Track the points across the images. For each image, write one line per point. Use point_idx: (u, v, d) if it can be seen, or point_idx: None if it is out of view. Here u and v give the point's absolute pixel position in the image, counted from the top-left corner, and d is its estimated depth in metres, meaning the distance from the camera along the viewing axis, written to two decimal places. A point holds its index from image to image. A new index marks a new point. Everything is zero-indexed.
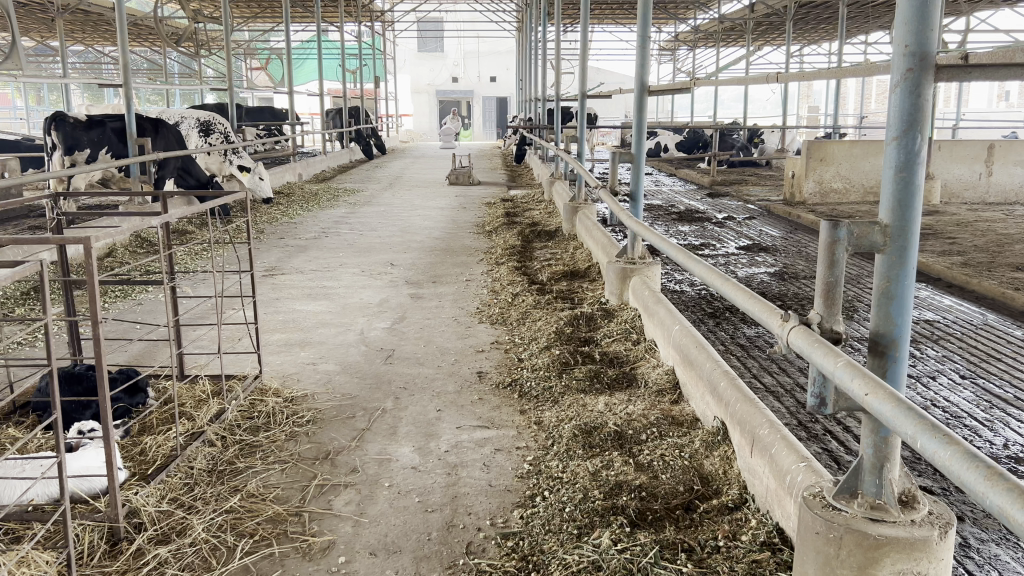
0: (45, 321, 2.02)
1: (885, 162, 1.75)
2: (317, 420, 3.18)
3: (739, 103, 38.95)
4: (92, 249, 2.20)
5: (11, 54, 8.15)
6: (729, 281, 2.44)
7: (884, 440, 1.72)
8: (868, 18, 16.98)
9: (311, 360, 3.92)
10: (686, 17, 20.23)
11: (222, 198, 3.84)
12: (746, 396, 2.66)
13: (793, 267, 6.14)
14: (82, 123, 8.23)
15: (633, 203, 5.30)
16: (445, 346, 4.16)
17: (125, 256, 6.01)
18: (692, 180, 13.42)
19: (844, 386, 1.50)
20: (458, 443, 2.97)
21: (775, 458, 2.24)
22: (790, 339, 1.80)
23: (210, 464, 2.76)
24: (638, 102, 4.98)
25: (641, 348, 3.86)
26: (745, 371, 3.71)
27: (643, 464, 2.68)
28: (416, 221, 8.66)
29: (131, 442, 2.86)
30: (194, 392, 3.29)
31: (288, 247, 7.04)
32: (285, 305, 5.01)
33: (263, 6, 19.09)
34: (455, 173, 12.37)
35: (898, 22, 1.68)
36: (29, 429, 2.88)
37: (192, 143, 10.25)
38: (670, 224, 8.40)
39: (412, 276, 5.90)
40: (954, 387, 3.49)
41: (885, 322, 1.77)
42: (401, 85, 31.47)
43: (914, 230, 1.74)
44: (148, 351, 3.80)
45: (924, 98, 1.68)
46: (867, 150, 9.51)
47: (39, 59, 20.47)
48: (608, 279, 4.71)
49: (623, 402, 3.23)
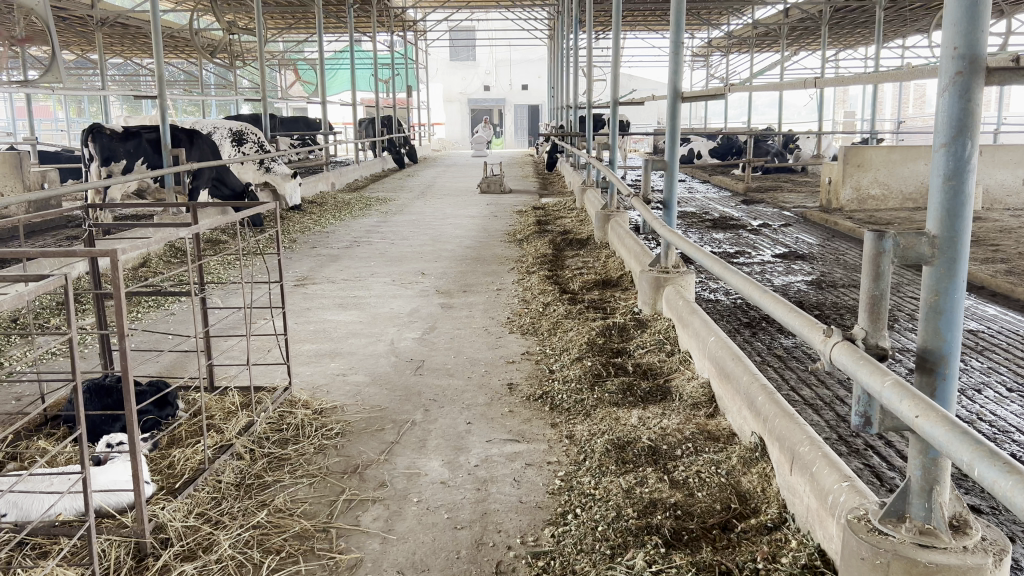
0: (71, 335, 1.99)
1: (933, 169, 1.67)
2: (346, 433, 3.14)
3: (773, 108, 38.72)
4: (118, 262, 2.16)
5: (51, 67, 8.28)
6: (767, 292, 2.36)
7: (933, 461, 1.63)
8: (906, 21, 16.70)
9: (341, 371, 3.90)
10: (720, 22, 20.07)
11: (252, 209, 3.81)
12: (785, 412, 2.58)
13: (831, 275, 6.01)
14: (118, 135, 8.34)
15: (666, 212, 5.20)
16: (476, 356, 4.12)
17: (159, 266, 6.07)
18: (727, 186, 13.26)
19: (891, 407, 1.42)
20: (488, 456, 2.92)
21: (815, 477, 2.16)
22: (833, 355, 1.72)
23: (239, 477, 2.74)
24: (671, 108, 4.88)
25: (675, 359, 3.78)
26: (782, 383, 3.61)
27: (678, 480, 2.61)
28: (447, 229, 8.66)
29: (159, 455, 2.85)
30: (223, 404, 3.28)
31: (321, 256, 7.05)
32: (316, 314, 5.00)
33: (297, 17, 19.31)
34: (487, 182, 12.37)
35: (946, 24, 1.60)
36: (59, 440, 2.89)
37: (225, 154, 10.33)
38: (704, 232, 8.30)
39: (442, 285, 5.88)
40: (1000, 400, 3.36)
41: (933, 338, 1.69)
42: (433, 94, 31.70)
43: (963, 243, 1.66)
44: (178, 362, 3.80)
45: (975, 102, 1.59)
46: (905, 155, 9.30)
47: (80, 72, 20.91)
48: (641, 289, 4.64)
49: (657, 415, 3.16)
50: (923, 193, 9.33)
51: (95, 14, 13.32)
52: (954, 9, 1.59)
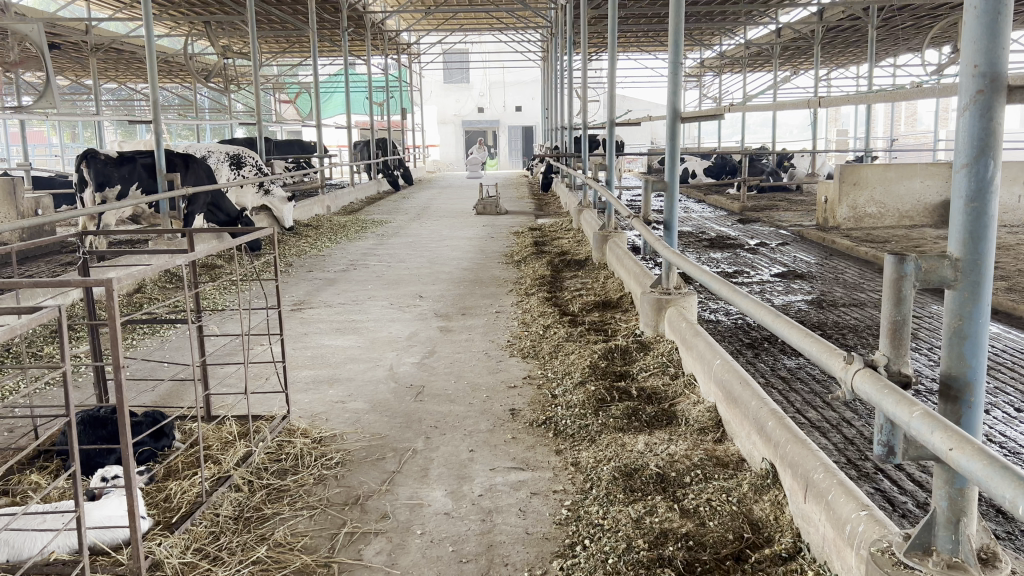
0: (64, 369, 1.92)
1: (954, 190, 1.64)
2: (346, 462, 3.07)
3: (767, 126, 39.04)
4: (113, 290, 2.10)
5: (46, 92, 8.24)
6: (780, 316, 2.30)
7: (959, 491, 1.60)
8: (898, 39, 16.84)
9: (340, 398, 3.82)
10: (713, 43, 20.20)
11: (247, 235, 3.74)
12: (797, 437, 2.52)
13: (831, 294, 5.96)
14: (113, 160, 8.28)
15: (667, 233, 5.16)
16: (477, 382, 4.05)
17: (154, 292, 6.01)
18: (723, 206, 13.25)
19: (921, 438, 1.37)
20: (492, 486, 2.85)
21: (832, 506, 2.09)
22: (854, 383, 1.67)
23: (237, 510, 2.67)
24: (670, 128, 4.85)
25: (680, 382, 3.72)
26: (788, 405, 3.55)
27: (689, 509, 2.55)
28: (444, 251, 8.62)
29: (155, 488, 2.77)
30: (221, 433, 3.22)
31: (317, 280, 6.99)
32: (313, 340, 4.93)
33: (291, 41, 19.40)
34: (483, 203, 12.33)
35: (966, 42, 1.58)
36: (52, 475, 2.83)
37: (224, 178, 10.28)
38: (701, 251, 8.26)
39: (440, 308, 5.82)
40: (1010, 421, 3.30)
41: (958, 364, 1.66)
42: (427, 116, 31.88)
43: (987, 265, 1.64)
44: (174, 391, 3.74)
45: (996, 120, 1.57)
46: (901, 173, 9.29)
47: (74, 97, 20.95)
48: (643, 311, 4.58)
49: (664, 441, 3.09)
50: (920, 210, 9.32)
51: (89, 38, 13.34)
52: (974, 24, 1.57)
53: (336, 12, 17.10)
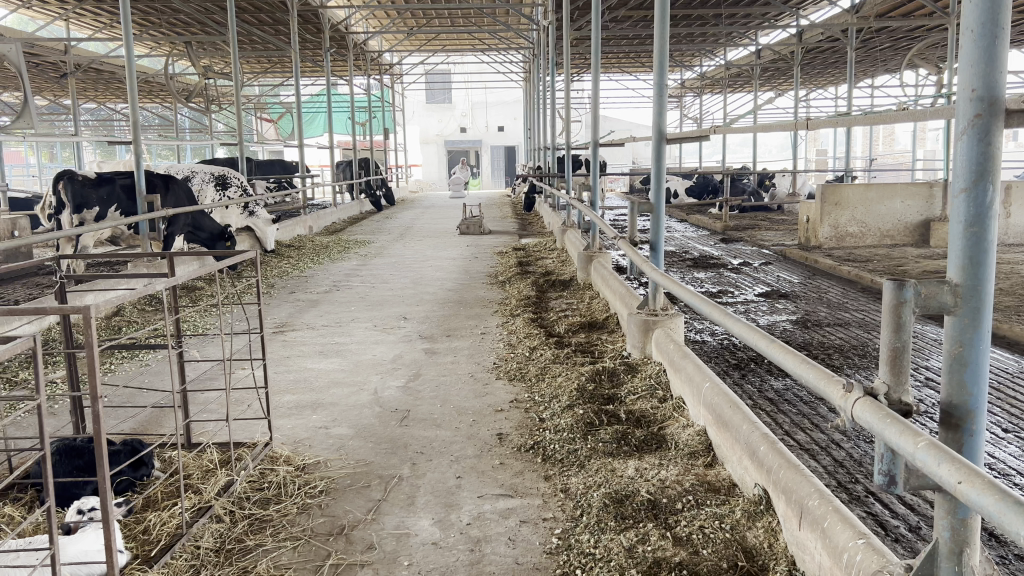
0: (38, 401, 1.85)
1: (954, 215, 1.68)
2: (330, 490, 3.01)
3: (747, 145, 39.46)
4: (92, 317, 2.03)
5: (24, 112, 8.15)
6: (774, 341, 2.27)
7: (962, 522, 1.59)
8: (876, 60, 17.06)
9: (324, 424, 3.75)
10: (694, 64, 20.38)
11: (229, 257, 3.67)
12: (790, 462, 2.47)
13: (815, 314, 5.96)
14: (91, 181, 8.19)
15: (654, 254, 5.14)
16: (463, 405, 3.99)
17: (133, 316, 5.93)
18: (705, 226, 13.29)
19: (928, 469, 1.34)
20: (480, 514, 2.79)
21: (828, 534, 2.05)
22: (854, 412, 1.65)
23: (218, 542, 2.59)
24: (657, 148, 4.85)
25: (668, 405, 3.69)
26: (777, 427, 3.52)
27: (681, 536, 2.50)
28: (428, 272, 8.56)
29: (134, 519, 2.69)
30: (201, 461, 3.14)
31: (300, 301, 6.93)
32: (297, 363, 4.86)
33: (272, 60, 19.38)
34: (467, 223, 12.28)
35: (964, 65, 1.63)
36: (26, 507, 2.75)
37: (206, 199, 10.19)
38: (685, 271, 8.27)
39: (425, 329, 5.76)
40: (997, 441, 3.29)
41: (959, 392, 1.68)
42: (410, 136, 31.93)
43: (985, 290, 1.67)
44: (154, 418, 3.67)
45: (993, 145, 1.62)
46: (881, 193, 9.35)
47: (52, 118, 20.82)
48: (630, 332, 4.55)
49: (654, 466, 3.05)
50: (900, 230, 9.39)
51: (68, 58, 13.24)
52: (971, 48, 1.61)
53: (318, 33, 17.10)
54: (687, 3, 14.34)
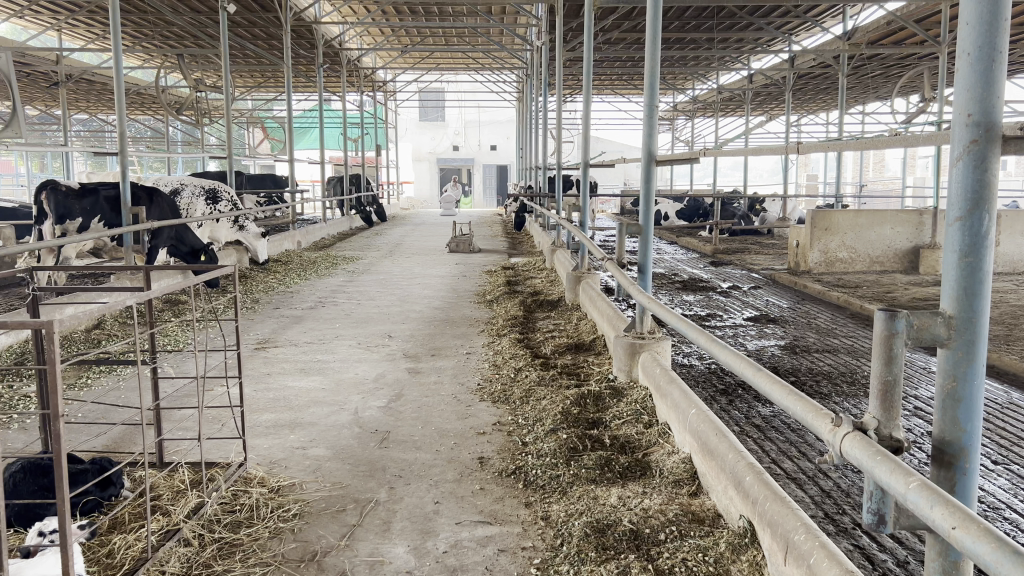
0: None
1: (947, 244, 1.65)
2: (303, 514, 2.92)
3: (739, 168, 39.76)
4: (55, 334, 1.94)
5: (12, 120, 8.06)
6: (761, 370, 2.20)
7: (954, 565, 1.53)
8: (868, 87, 17.19)
9: (301, 444, 3.66)
10: (686, 87, 20.49)
11: (210, 271, 3.56)
12: (776, 493, 2.40)
13: (804, 340, 5.90)
14: (75, 191, 8.09)
15: (641, 275, 5.07)
16: (445, 428, 3.90)
17: (114, 329, 5.83)
18: (695, 249, 13.25)
19: (920, 511, 1.28)
20: (457, 541, 2.71)
21: (814, 569, 1.98)
22: (842, 447, 1.59)
23: (184, 567, 2.50)
24: (645, 170, 4.79)
25: (654, 430, 3.62)
26: (763, 455, 3.45)
27: (663, 570, 2.42)
28: (415, 289, 8.47)
29: (99, 542, 2.60)
30: (172, 482, 3.05)
31: (284, 317, 6.82)
32: (277, 381, 4.77)
33: (266, 75, 19.32)
34: (456, 241, 12.22)
35: (960, 90, 1.60)
36: None
37: (194, 212, 10.09)
38: (674, 294, 8.21)
39: (410, 348, 5.67)
40: (987, 473, 3.22)
41: (953, 428, 1.65)
42: (402, 153, 31.96)
43: (979, 322, 1.64)
44: (126, 436, 3.56)
45: (990, 172, 1.59)
46: (872, 219, 9.35)
47: (42, 128, 20.70)
48: (617, 355, 4.48)
49: (638, 494, 2.97)
50: (889, 256, 9.38)
51: (59, 68, 13.14)
52: (969, 71, 1.58)
53: (311, 47, 17.09)
54: (682, 27, 14.38)
